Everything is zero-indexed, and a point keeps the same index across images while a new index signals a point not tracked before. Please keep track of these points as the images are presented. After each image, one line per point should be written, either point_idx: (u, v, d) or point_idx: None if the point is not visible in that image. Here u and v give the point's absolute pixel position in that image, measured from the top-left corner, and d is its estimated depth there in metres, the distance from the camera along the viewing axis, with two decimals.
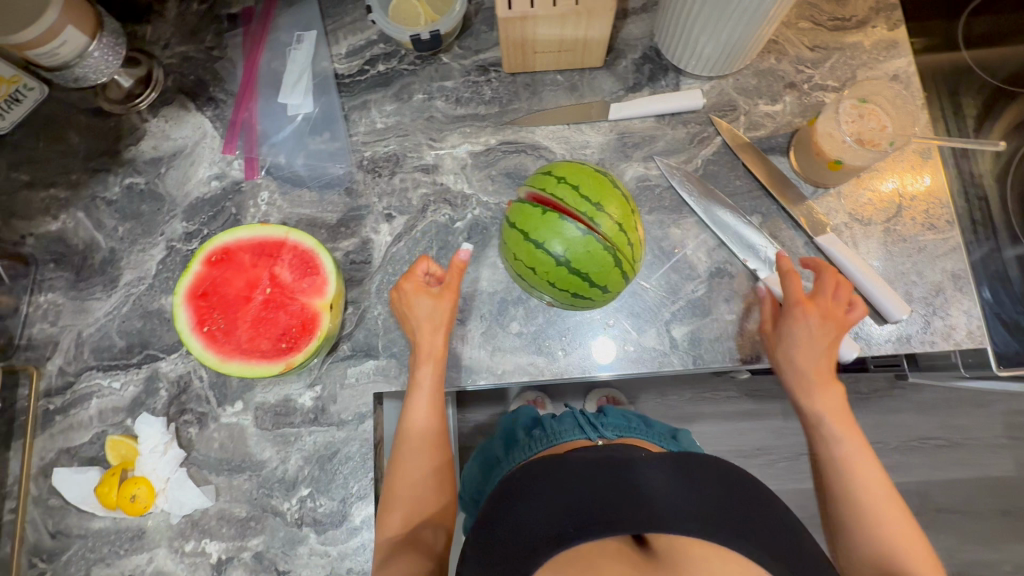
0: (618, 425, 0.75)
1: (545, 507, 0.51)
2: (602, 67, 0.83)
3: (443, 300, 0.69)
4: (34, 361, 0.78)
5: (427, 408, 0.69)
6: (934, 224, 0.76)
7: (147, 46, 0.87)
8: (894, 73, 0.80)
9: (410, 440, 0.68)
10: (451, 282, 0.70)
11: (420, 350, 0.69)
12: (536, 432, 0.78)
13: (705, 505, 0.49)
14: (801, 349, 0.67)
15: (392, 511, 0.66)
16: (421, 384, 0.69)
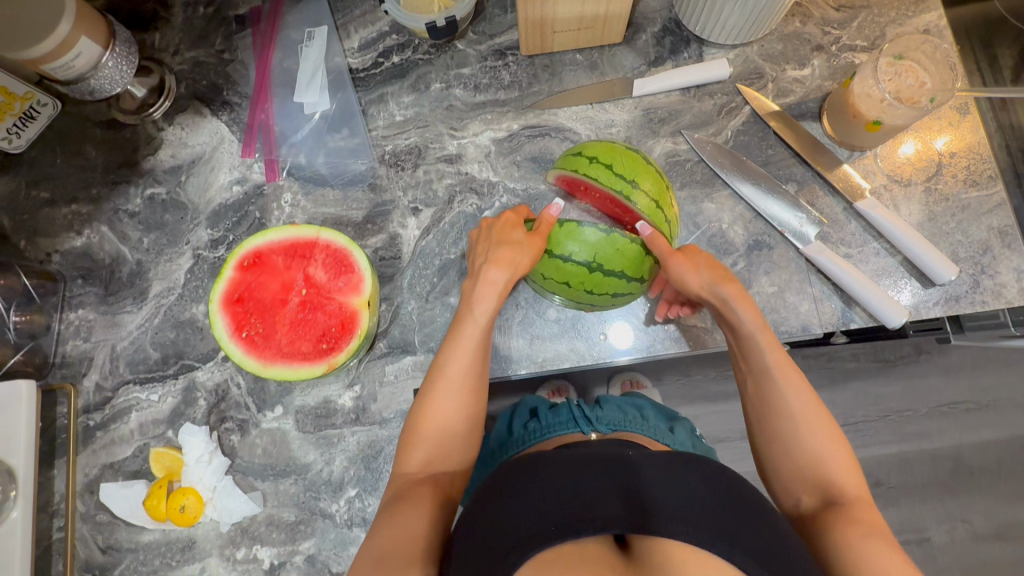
0: (614, 417, 0.73)
1: (531, 499, 0.46)
2: (622, 43, 0.81)
3: (534, 241, 0.64)
4: (70, 378, 0.77)
5: (472, 353, 0.62)
6: (976, 180, 0.73)
7: (156, 53, 0.86)
8: (925, 28, 0.78)
9: (445, 384, 0.61)
10: (543, 229, 0.65)
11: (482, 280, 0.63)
12: (530, 424, 0.75)
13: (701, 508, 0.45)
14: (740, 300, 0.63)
15: (414, 448, 0.60)
16: (474, 320, 0.63)
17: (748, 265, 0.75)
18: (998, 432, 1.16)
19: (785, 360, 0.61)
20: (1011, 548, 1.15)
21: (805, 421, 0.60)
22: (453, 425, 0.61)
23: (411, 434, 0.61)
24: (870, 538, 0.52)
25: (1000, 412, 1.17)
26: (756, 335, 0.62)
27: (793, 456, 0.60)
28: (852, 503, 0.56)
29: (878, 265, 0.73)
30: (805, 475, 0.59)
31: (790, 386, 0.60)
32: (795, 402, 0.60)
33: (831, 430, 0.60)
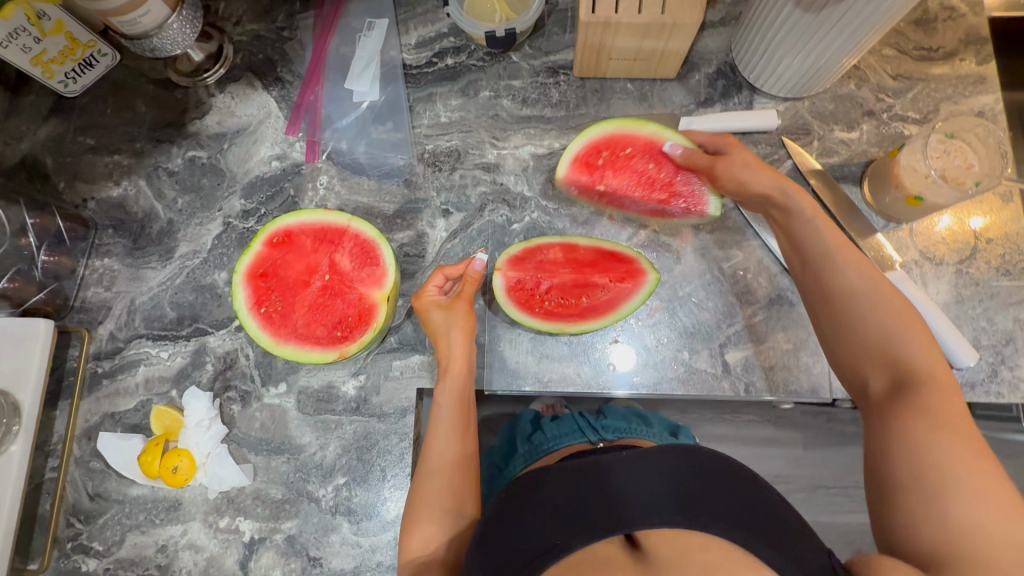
0: (618, 426, 0.75)
1: (533, 517, 0.49)
2: (674, 79, 0.81)
3: (456, 312, 0.69)
4: (86, 323, 0.79)
5: (446, 430, 0.66)
6: (1009, 270, 0.73)
7: (219, 20, 0.88)
8: (979, 110, 0.77)
9: (430, 462, 0.64)
10: (466, 292, 0.70)
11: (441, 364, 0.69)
12: (535, 436, 0.76)
13: (695, 502, 0.47)
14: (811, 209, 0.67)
15: (411, 534, 0.61)
16: (441, 401, 0.67)
17: (767, 318, 0.74)
18: None
19: (850, 253, 0.64)
20: None
21: (877, 314, 0.60)
22: (449, 501, 0.62)
23: (409, 513, 0.62)
24: (932, 428, 0.52)
25: None
26: (814, 219, 0.66)
27: (860, 336, 0.61)
28: (930, 380, 0.55)
29: None
30: (876, 366, 0.59)
31: (850, 270, 0.63)
32: (859, 285, 0.62)
33: (903, 314, 0.60)
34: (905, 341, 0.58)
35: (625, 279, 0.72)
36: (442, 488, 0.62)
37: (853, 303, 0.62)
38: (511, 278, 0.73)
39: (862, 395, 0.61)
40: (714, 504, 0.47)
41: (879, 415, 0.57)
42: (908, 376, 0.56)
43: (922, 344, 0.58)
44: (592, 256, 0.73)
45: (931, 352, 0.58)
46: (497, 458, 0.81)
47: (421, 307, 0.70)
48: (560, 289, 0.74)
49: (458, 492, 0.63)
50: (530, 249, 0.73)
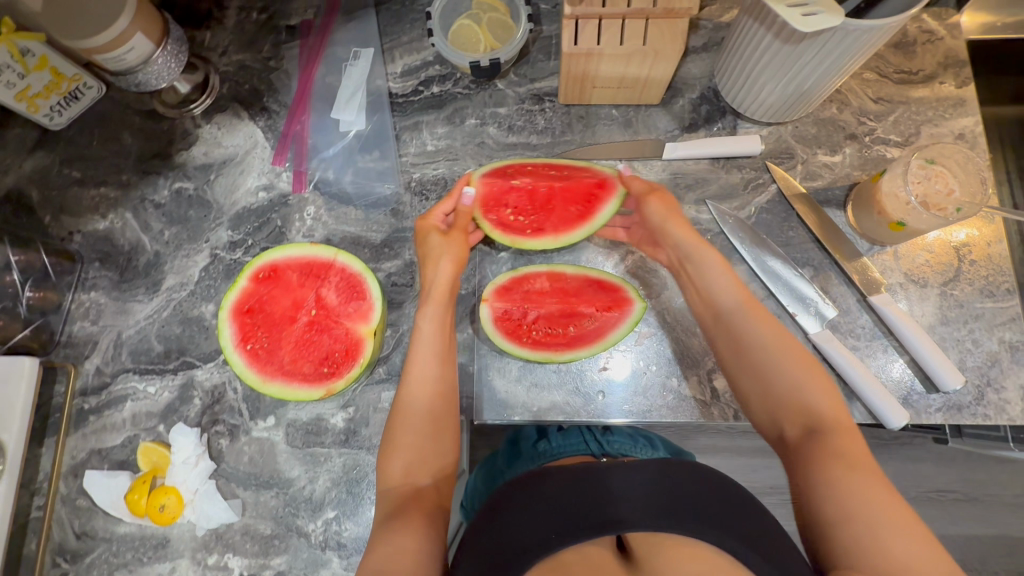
0: (623, 444, 0.75)
1: (533, 510, 0.53)
2: (659, 105, 0.82)
3: (452, 240, 0.72)
4: (72, 358, 0.78)
5: (428, 354, 0.67)
6: (992, 292, 0.73)
7: (205, 51, 0.88)
8: (960, 132, 0.78)
9: (409, 386, 0.66)
10: (460, 224, 0.73)
11: (428, 289, 0.70)
12: (540, 443, 0.76)
13: (682, 504, 0.50)
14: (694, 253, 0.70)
15: (392, 460, 0.63)
16: (423, 328, 0.68)
17: None
18: (984, 530, 1.17)
19: (749, 298, 0.68)
20: None
21: (779, 369, 0.63)
22: (425, 429, 0.65)
23: (387, 437, 0.65)
24: (841, 465, 0.55)
25: (990, 510, 1.17)
26: (722, 280, 0.68)
27: (772, 386, 0.63)
28: (832, 425, 0.58)
29: (886, 363, 0.72)
30: (787, 419, 0.61)
31: (754, 326, 0.66)
32: (766, 338, 0.65)
33: (802, 360, 0.63)
34: (806, 387, 0.62)
35: (611, 308, 0.72)
36: (423, 412, 0.65)
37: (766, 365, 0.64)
38: (498, 308, 0.74)
39: (777, 442, 0.62)
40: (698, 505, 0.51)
41: (795, 463, 0.58)
42: (814, 420, 0.59)
43: (824, 389, 0.61)
44: (579, 283, 0.75)
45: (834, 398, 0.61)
46: (496, 461, 0.79)
47: (422, 233, 0.73)
48: (547, 318, 0.75)
49: (436, 419, 0.65)
50: (516, 278, 0.75)
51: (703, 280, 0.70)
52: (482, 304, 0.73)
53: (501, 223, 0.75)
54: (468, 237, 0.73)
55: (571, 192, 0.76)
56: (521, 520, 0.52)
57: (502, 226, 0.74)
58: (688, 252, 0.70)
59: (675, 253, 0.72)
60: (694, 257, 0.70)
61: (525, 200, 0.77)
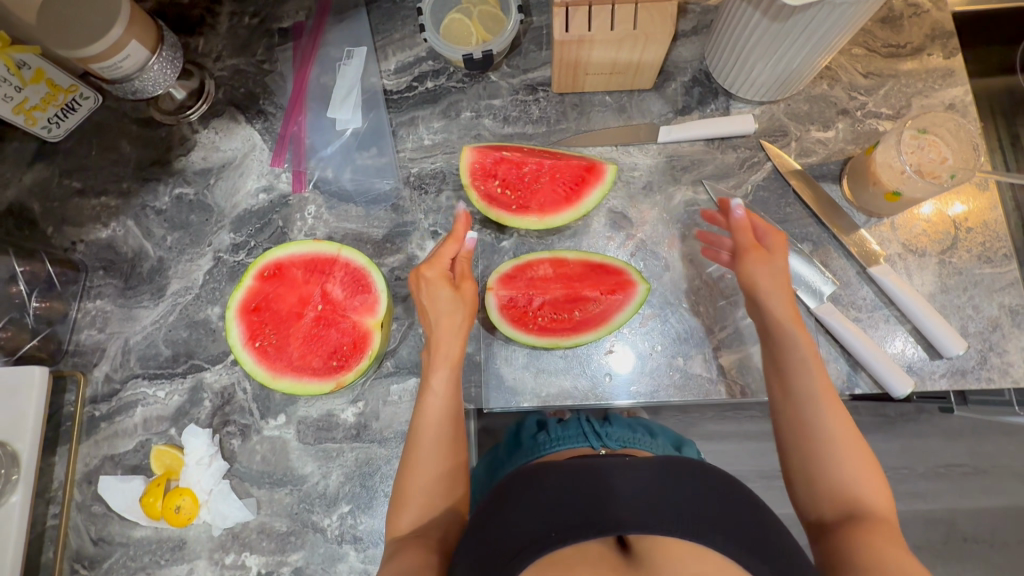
0: (623, 434, 0.74)
1: (533, 505, 0.50)
2: (652, 90, 0.83)
3: (465, 292, 0.68)
4: (81, 367, 0.79)
5: (441, 415, 0.64)
6: (990, 257, 0.74)
7: (199, 57, 0.89)
8: (950, 102, 0.79)
9: (420, 446, 0.63)
10: (466, 273, 0.70)
11: (438, 352, 0.66)
12: (539, 435, 0.75)
13: (695, 510, 0.48)
14: (775, 290, 0.66)
15: (401, 512, 0.61)
16: (434, 389, 0.65)
17: None
18: (998, 502, 1.19)
19: (827, 384, 0.63)
20: None
21: (842, 445, 0.59)
22: (439, 487, 0.62)
23: (400, 495, 0.62)
24: (893, 547, 0.52)
25: (1003, 481, 1.19)
26: (805, 354, 0.63)
27: (819, 479, 0.59)
28: (872, 512, 0.56)
29: (889, 333, 0.73)
30: (836, 497, 0.58)
31: (823, 400, 0.61)
32: (833, 422, 0.61)
33: (864, 449, 0.60)
34: (864, 475, 0.58)
35: (614, 291, 0.73)
36: (436, 475, 0.62)
37: (819, 453, 0.60)
38: (503, 296, 0.74)
39: (812, 521, 0.60)
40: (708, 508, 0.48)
41: (827, 539, 0.56)
42: (856, 507, 0.57)
43: (875, 487, 0.58)
44: (582, 269, 0.75)
45: (883, 497, 0.58)
46: (498, 452, 0.80)
47: (427, 283, 0.67)
48: (551, 304, 0.75)
49: (451, 479, 0.63)
50: (519, 265, 0.75)
51: (784, 349, 0.64)
52: (486, 293, 0.73)
53: (490, 199, 0.76)
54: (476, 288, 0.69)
55: (559, 171, 0.78)
56: (515, 517, 0.50)
57: (489, 198, 0.76)
58: (772, 323, 0.65)
59: (764, 316, 0.66)
60: (777, 327, 0.65)
61: (514, 173, 0.79)
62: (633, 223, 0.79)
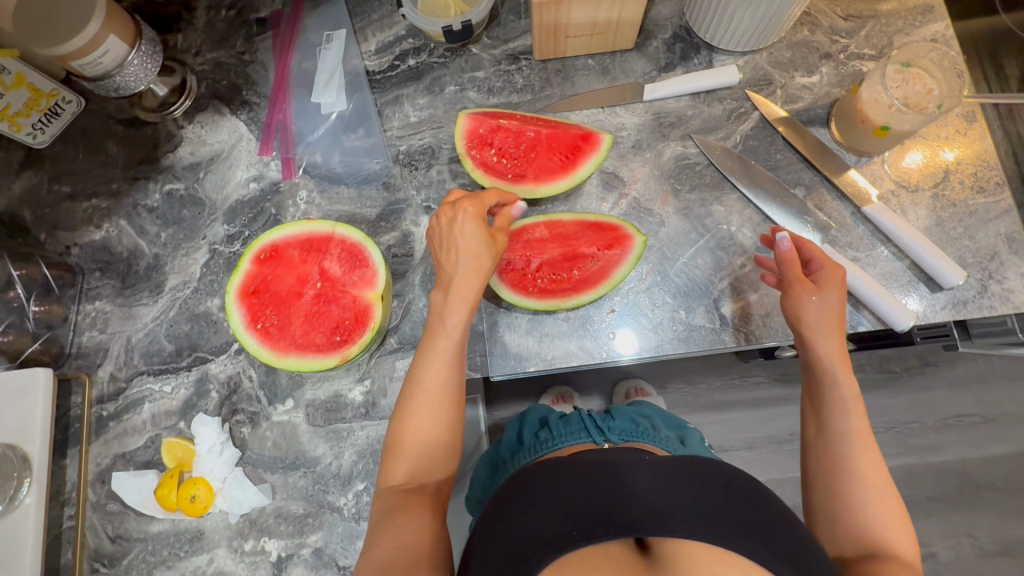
0: (626, 429, 0.78)
1: (554, 506, 0.53)
2: (633, 49, 0.83)
3: (496, 241, 0.66)
4: (85, 368, 0.79)
5: (449, 359, 0.63)
6: (983, 187, 0.74)
7: (179, 53, 0.89)
8: (932, 38, 0.79)
9: (425, 393, 0.62)
10: (503, 227, 0.69)
11: (455, 290, 0.63)
12: (542, 434, 0.80)
13: (712, 511, 0.50)
14: (827, 322, 0.64)
15: (398, 458, 0.61)
16: (448, 329, 0.64)
17: (757, 267, 0.75)
18: (1006, 448, 1.25)
19: (866, 431, 0.63)
20: (1016, 565, 1.22)
21: (874, 489, 0.60)
22: (439, 437, 0.62)
23: (397, 443, 0.62)
24: None
25: (1008, 428, 1.26)
26: (845, 397, 0.63)
27: (844, 515, 0.60)
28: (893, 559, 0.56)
29: (888, 270, 0.73)
30: (862, 536, 0.59)
31: (863, 445, 0.62)
32: (868, 466, 0.61)
33: (893, 495, 0.60)
34: (892, 519, 0.59)
35: (612, 246, 0.74)
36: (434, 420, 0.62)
37: (848, 488, 0.61)
38: (500, 261, 0.75)
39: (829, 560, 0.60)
40: (727, 510, 0.51)
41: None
42: (875, 549, 0.57)
43: (903, 541, 0.58)
44: (578, 228, 0.76)
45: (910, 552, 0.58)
46: (503, 452, 0.85)
47: (454, 219, 0.65)
48: (549, 264, 0.77)
49: (450, 429, 0.63)
50: (515, 230, 0.76)
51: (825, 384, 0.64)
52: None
53: (484, 166, 0.76)
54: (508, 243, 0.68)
55: (555, 141, 0.79)
56: (535, 518, 0.53)
57: (485, 167, 0.76)
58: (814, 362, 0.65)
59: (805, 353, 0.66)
60: (821, 365, 0.65)
61: (511, 141, 0.79)
62: (625, 182, 0.79)
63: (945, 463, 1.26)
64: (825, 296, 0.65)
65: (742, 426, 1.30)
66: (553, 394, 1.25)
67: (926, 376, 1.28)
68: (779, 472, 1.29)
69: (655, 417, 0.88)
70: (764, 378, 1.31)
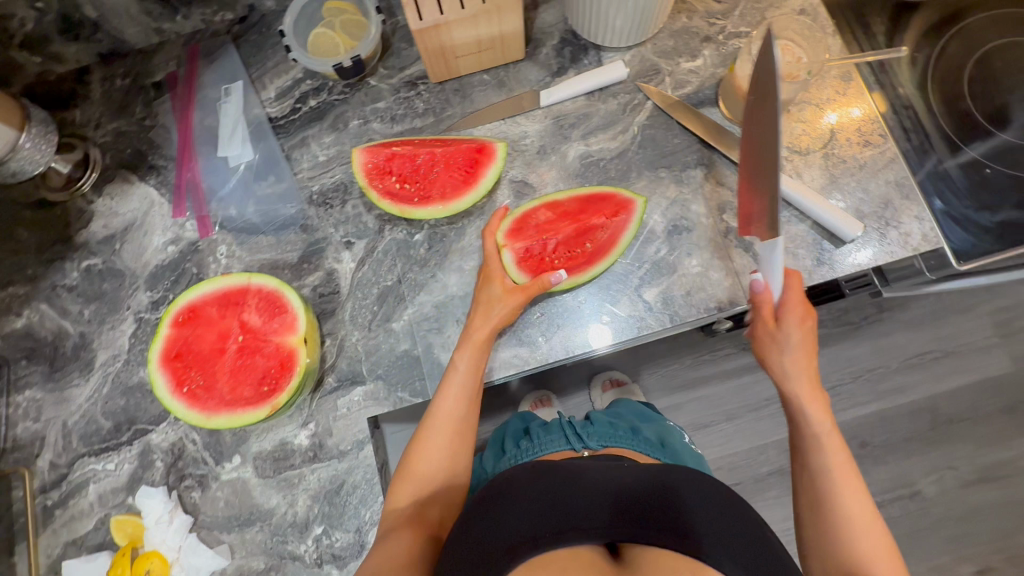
0: (603, 433, 0.81)
1: (530, 507, 0.55)
2: (525, 59, 0.85)
3: (510, 299, 0.71)
4: (24, 461, 0.77)
5: (456, 396, 0.70)
6: (868, 141, 0.78)
7: (79, 128, 0.88)
8: (800, 8, 0.83)
9: (435, 425, 0.70)
10: (529, 287, 0.71)
11: (466, 334, 0.71)
12: (525, 443, 0.85)
13: (685, 519, 0.53)
14: (797, 359, 0.69)
15: (403, 484, 0.68)
16: (457, 367, 0.70)
17: (671, 249, 0.77)
18: (970, 378, 1.30)
19: (848, 468, 0.68)
20: (995, 489, 1.27)
21: (863, 537, 0.64)
22: (442, 465, 0.70)
23: (404, 467, 0.70)
24: None
25: (969, 358, 1.31)
26: (821, 435, 0.69)
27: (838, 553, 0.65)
28: None
29: (792, 232, 0.76)
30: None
31: (844, 487, 0.67)
32: (855, 506, 0.66)
33: (884, 542, 0.65)
34: (881, 567, 0.63)
35: (617, 213, 0.77)
36: (438, 445, 0.70)
37: (842, 527, 0.65)
38: (518, 249, 0.78)
39: None
40: (700, 517, 0.54)
41: None
42: None
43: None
44: (576, 205, 0.79)
45: None
46: (488, 462, 0.91)
47: (486, 278, 0.74)
48: (561, 243, 0.79)
49: (453, 456, 0.70)
50: (518, 219, 0.78)
51: (809, 425, 0.69)
52: (503, 251, 0.76)
53: (389, 193, 0.78)
54: (527, 301, 0.71)
55: (451, 158, 0.80)
56: (513, 515, 0.55)
57: (391, 195, 0.78)
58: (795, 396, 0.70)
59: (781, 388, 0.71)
60: (803, 402, 0.69)
61: (408, 166, 0.81)
62: (536, 188, 0.81)
63: (914, 403, 1.30)
64: (801, 334, 0.68)
65: (717, 400, 1.32)
66: (530, 398, 1.27)
67: (884, 322, 1.32)
68: (757, 439, 1.32)
69: (633, 418, 0.91)
70: (734, 350, 1.33)
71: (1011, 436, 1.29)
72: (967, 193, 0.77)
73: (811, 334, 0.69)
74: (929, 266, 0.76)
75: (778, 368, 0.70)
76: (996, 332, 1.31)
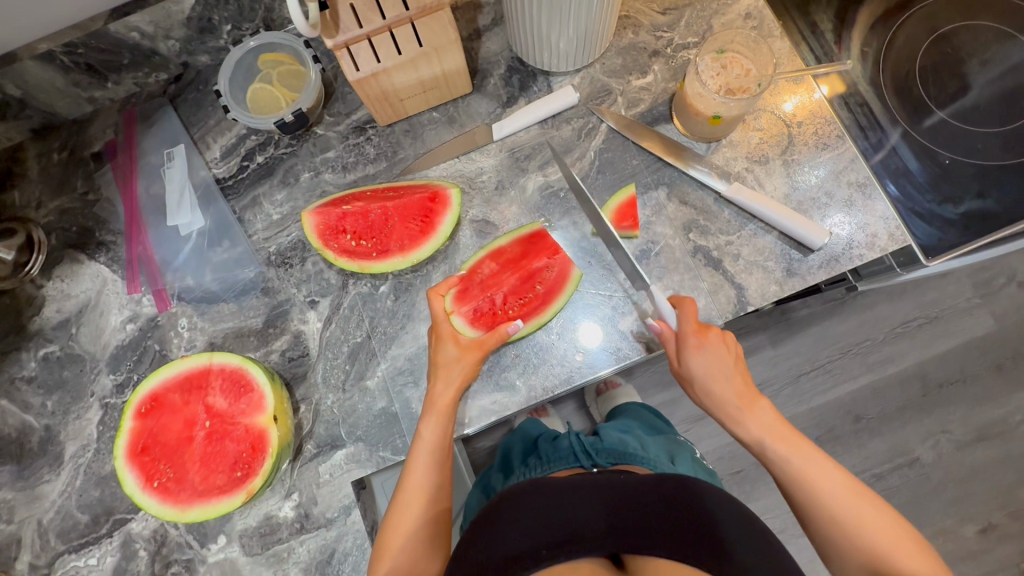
0: (614, 451, 0.79)
1: (526, 523, 0.55)
2: (473, 92, 0.83)
3: (467, 357, 0.71)
4: (1, 566, 0.74)
5: (426, 464, 0.68)
6: (826, 143, 0.77)
7: (21, 211, 0.84)
8: (746, 12, 0.82)
9: (406, 494, 0.67)
10: (482, 343, 0.72)
11: (431, 401, 0.69)
12: (533, 462, 0.83)
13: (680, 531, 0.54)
14: (712, 379, 0.68)
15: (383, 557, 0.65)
16: (424, 437, 0.68)
17: (641, 274, 0.76)
18: (955, 342, 1.31)
19: (797, 440, 0.66)
20: (991, 448, 1.29)
21: (856, 521, 0.61)
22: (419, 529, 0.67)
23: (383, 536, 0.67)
24: None
25: (953, 321, 1.32)
26: (766, 440, 0.67)
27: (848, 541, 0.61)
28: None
29: (759, 245, 0.75)
30: None
31: (819, 484, 0.63)
32: (830, 487, 0.63)
33: (865, 496, 0.63)
34: (890, 539, 0.60)
35: (559, 251, 0.77)
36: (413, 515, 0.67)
37: (838, 513, 0.62)
38: (466, 312, 0.77)
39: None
40: (698, 528, 0.54)
41: None
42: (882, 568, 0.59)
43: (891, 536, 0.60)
44: (519, 248, 0.78)
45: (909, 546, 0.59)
46: (495, 478, 0.88)
47: (437, 337, 0.72)
48: (509, 292, 0.78)
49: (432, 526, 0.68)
50: (465, 276, 0.78)
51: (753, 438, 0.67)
52: (452, 316, 0.76)
53: (345, 251, 0.76)
54: (482, 357, 0.71)
55: (406, 209, 0.79)
56: (510, 526, 0.55)
57: (348, 253, 0.76)
58: (730, 412, 0.68)
59: (718, 410, 0.69)
60: (735, 419, 0.68)
61: (361, 223, 0.79)
62: (498, 226, 0.80)
63: (903, 372, 1.31)
64: (705, 354, 0.68)
65: None
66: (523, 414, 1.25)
67: (867, 296, 1.31)
68: None
69: (642, 434, 0.89)
70: None
71: (1000, 394, 1.30)
72: (928, 185, 0.76)
73: (718, 351, 0.68)
74: (900, 262, 0.76)
75: (697, 388, 0.70)
76: (975, 293, 1.32)
